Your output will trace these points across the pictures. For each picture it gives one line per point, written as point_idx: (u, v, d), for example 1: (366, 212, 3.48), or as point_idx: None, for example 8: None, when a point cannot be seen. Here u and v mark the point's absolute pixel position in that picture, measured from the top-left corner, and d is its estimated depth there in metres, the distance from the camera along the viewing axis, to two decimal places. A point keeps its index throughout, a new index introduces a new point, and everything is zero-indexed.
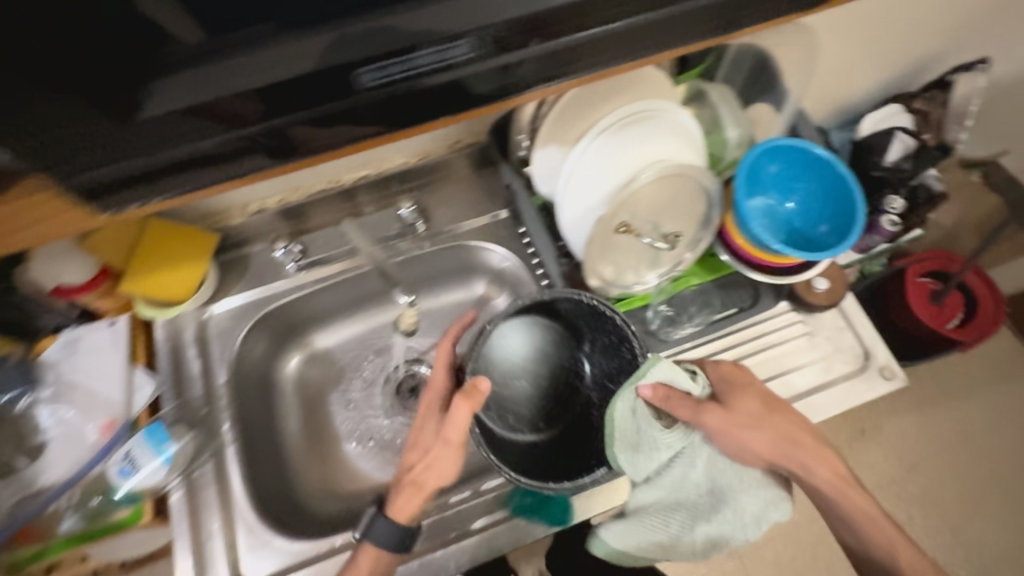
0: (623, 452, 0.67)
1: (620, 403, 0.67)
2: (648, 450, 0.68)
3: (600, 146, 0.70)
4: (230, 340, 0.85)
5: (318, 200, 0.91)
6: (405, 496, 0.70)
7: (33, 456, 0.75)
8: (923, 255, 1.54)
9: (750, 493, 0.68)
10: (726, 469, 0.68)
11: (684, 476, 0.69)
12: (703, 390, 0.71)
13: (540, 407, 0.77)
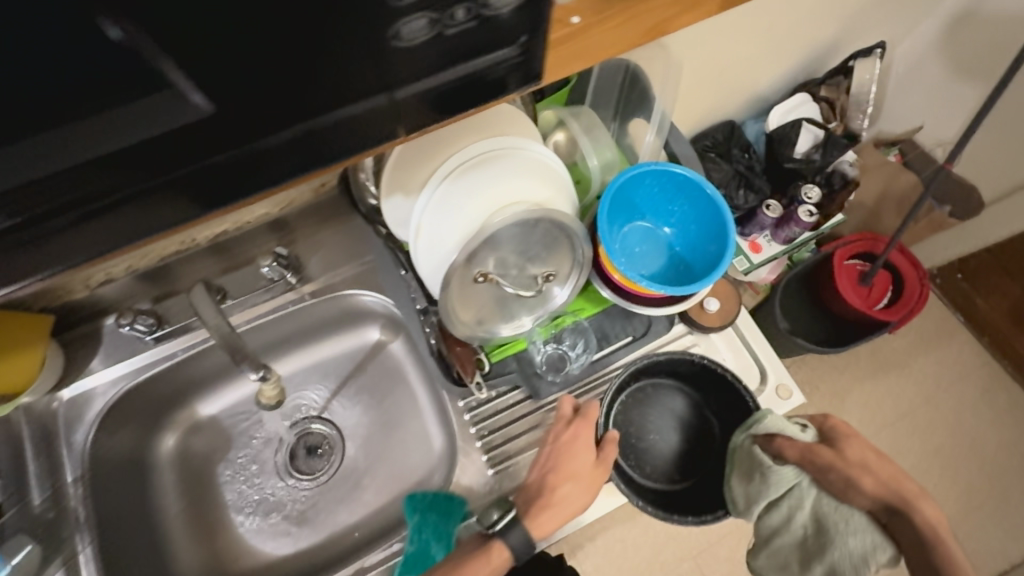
0: (739, 482, 0.73)
1: (744, 446, 0.73)
2: (776, 482, 0.69)
3: (444, 192, 0.64)
4: (84, 429, 0.78)
5: (171, 262, 0.83)
6: (547, 513, 0.68)
7: None
8: (852, 237, 1.45)
9: (853, 533, 0.66)
10: (833, 509, 0.67)
11: (790, 514, 0.70)
12: (811, 437, 0.72)
13: (682, 460, 0.80)
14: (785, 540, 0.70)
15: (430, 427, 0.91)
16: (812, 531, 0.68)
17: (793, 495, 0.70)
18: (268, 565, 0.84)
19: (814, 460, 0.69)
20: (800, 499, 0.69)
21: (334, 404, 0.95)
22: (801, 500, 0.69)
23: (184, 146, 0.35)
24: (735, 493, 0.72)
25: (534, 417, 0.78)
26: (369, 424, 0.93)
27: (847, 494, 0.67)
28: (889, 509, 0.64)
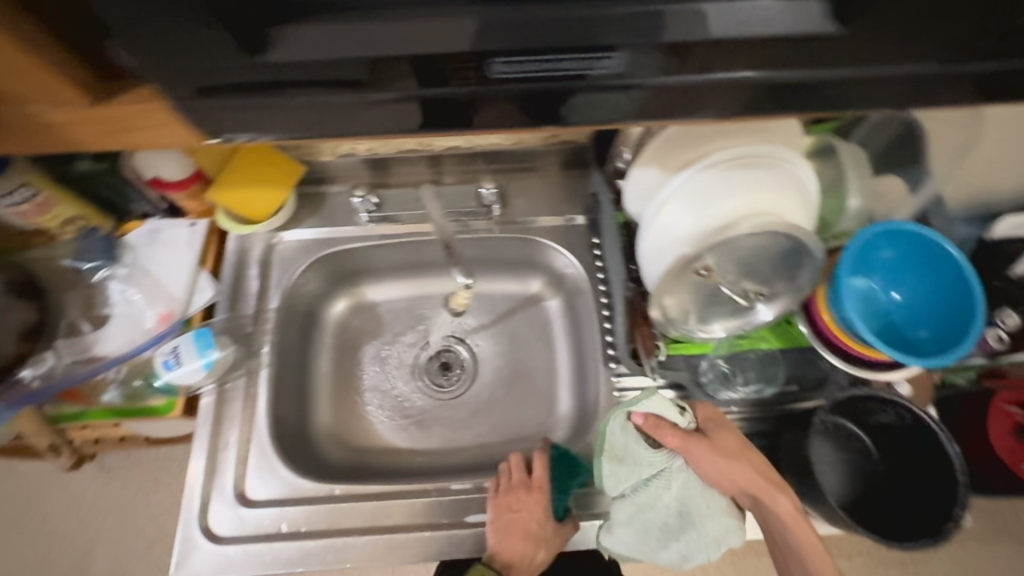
0: (608, 463, 0.71)
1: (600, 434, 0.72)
2: (634, 456, 0.70)
3: (704, 180, 0.65)
4: (291, 271, 0.88)
5: (403, 157, 0.91)
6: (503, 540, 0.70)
7: (96, 325, 0.80)
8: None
9: (715, 518, 0.69)
10: (699, 491, 0.69)
11: (656, 496, 0.70)
12: (689, 422, 0.72)
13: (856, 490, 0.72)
14: (653, 517, 0.69)
15: (560, 392, 0.93)
16: (642, 506, 0.70)
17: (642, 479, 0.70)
18: (382, 449, 0.90)
19: (689, 447, 0.68)
20: (669, 480, 0.70)
21: (478, 335, 1.00)
22: (670, 479, 0.70)
23: (602, 70, 0.43)
24: (602, 473, 0.70)
25: None
26: (503, 365, 0.97)
27: (715, 483, 0.69)
28: (756, 503, 0.67)
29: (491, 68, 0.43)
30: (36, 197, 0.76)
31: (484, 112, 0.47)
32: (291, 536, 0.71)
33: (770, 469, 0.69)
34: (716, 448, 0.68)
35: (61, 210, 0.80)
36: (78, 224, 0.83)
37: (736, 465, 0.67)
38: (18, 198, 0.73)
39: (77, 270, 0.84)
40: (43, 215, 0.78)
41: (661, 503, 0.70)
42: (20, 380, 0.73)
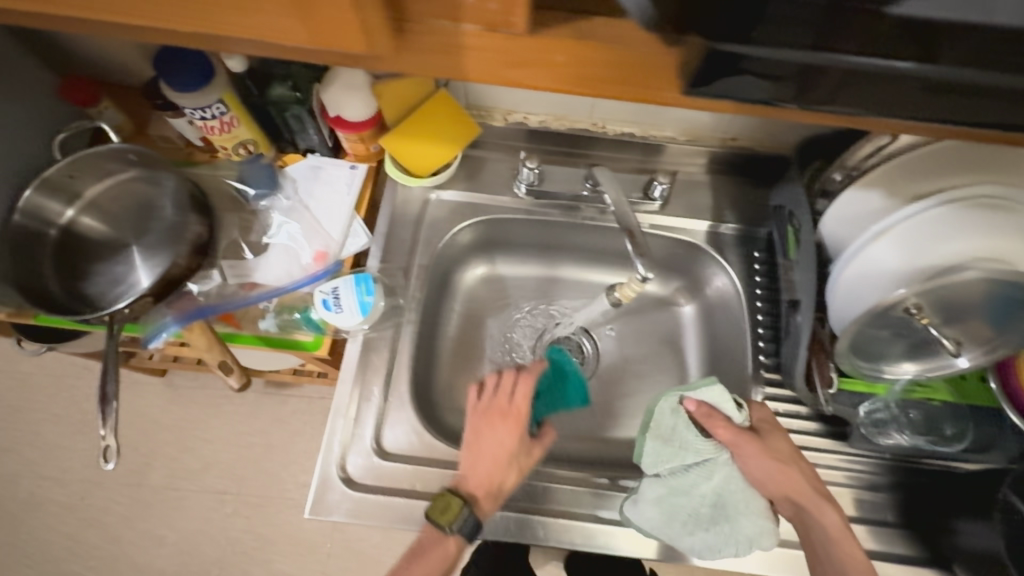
0: (652, 441, 0.72)
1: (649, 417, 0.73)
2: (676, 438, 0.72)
3: (938, 217, 0.60)
4: (443, 231, 0.87)
5: (570, 135, 0.89)
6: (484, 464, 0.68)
7: (254, 251, 0.81)
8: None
9: (750, 517, 0.69)
10: (740, 489, 0.70)
11: (694, 483, 0.71)
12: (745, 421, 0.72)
13: None
14: (684, 502, 0.70)
15: None
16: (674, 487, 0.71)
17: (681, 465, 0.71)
18: None
19: (740, 441, 0.70)
20: (711, 471, 0.71)
21: (604, 328, 0.97)
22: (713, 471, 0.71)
23: None
24: (644, 450, 0.72)
25: (826, 456, 0.76)
26: (625, 363, 0.95)
27: (759, 484, 0.70)
28: (798, 510, 0.68)
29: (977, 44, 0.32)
30: (225, 115, 0.76)
31: (895, 108, 0.38)
32: (425, 496, 0.71)
33: (816, 480, 0.70)
34: (770, 451, 0.69)
35: (240, 131, 0.80)
36: (248, 148, 0.83)
37: (783, 469, 0.69)
38: (211, 112, 0.74)
39: (239, 193, 0.84)
40: (224, 133, 0.79)
41: (696, 492, 0.70)
42: (186, 292, 0.74)
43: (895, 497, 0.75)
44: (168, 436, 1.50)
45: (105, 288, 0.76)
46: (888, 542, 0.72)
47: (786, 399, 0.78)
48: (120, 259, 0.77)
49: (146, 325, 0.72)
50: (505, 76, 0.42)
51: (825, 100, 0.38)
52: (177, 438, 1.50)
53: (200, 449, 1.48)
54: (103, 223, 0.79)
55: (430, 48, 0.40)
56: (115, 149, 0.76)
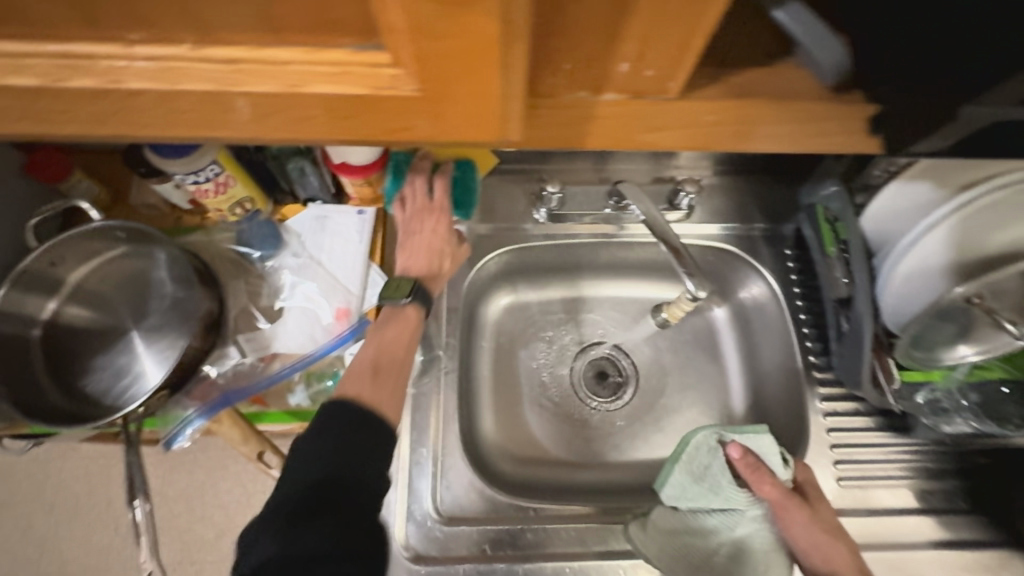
0: (681, 474, 0.70)
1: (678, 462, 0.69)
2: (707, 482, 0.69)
3: (992, 204, 0.59)
4: (466, 268, 0.82)
5: (586, 152, 0.85)
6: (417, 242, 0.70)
7: (269, 318, 0.74)
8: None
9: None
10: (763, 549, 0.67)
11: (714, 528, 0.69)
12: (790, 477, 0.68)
13: None
14: (698, 543, 0.68)
15: (732, 408, 0.89)
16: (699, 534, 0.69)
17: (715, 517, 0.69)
18: (547, 461, 0.86)
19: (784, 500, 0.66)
20: (740, 522, 0.68)
21: (638, 344, 0.94)
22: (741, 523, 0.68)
23: None
24: (671, 479, 0.69)
25: (891, 450, 0.75)
26: (666, 377, 0.92)
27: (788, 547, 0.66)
28: None
29: None
30: (220, 175, 0.69)
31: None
32: (498, 559, 0.66)
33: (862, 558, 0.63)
34: (814, 513, 0.65)
35: (236, 189, 0.73)
36: (245, 206, 0.76)
37: (830, 540, 0.63)
38: (205, 175, 0.68)
39: (241, 256, 0.77)
40: (220, 195, 0.72)
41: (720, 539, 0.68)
42: (204, 376, 0.67)
43: (961, 481, 0.74)
44: (173, 509, 1.37)
45: (109, 382, 0.68)
46: (961, 527, 0.72)
47: (840, 396, 0.77)
48: (120, 348, 0.69)
49: (165, 421, 0.66)
50: (640, 140, 0.40)
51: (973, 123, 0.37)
52: (185, 509, 1.37)
53: (213, 517, 1.36)
54: (94, 310, 0.71)
55: (572, 118, 0.38)
56: (99, 229, 0.68)
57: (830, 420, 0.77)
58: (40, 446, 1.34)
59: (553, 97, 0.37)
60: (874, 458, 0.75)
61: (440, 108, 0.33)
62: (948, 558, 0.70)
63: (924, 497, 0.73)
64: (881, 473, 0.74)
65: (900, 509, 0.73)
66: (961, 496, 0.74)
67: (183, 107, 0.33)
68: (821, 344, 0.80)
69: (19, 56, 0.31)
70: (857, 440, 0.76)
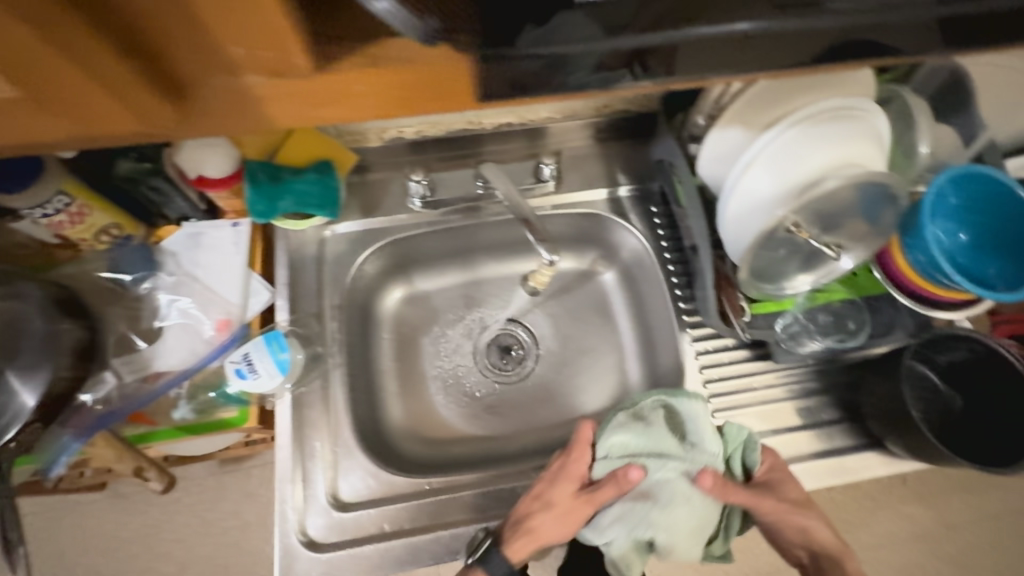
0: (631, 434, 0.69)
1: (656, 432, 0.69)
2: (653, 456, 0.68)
3: (792, 138, 0.64)
4: (348, 265, 0.84)
5: (452, 139, 0.88)
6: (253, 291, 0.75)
7: (149, 339, 0.75)
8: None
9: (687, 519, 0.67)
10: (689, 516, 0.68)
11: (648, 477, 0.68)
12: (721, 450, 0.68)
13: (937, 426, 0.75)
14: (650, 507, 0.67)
15: (626, 362, 0.93)
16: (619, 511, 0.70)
17: (676, 494, 0.67)
18: (457, 438, 0.89)
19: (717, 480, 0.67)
20: (660, 468, 0.68)
21: (536, 316, 0.98)
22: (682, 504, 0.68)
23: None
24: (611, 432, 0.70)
25: (760, 377, 0.81)
26: (563, 343, 0.97)
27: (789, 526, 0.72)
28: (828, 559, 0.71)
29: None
30: (71, 205, 0.69)
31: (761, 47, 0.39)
32: (397, 536, 0.69)
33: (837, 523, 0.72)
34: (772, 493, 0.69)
35: (95, 218, 0.73)
36: (112, 234, 0.76)
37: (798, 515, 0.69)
38: (54, 207, 0.68)
39: (116, 283, 0.78)
40: (78, 225, 0.73)
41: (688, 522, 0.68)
42: (80, 405, 0.67)
43: (826, 397, 0.81)
44: (134, 548, 1.40)
45: None
46: (828, 438, 0.78)
47: (711, 335, 0.83)
48: None
49: (42, 454, 0.65)
50: (320, 118, 0.42)
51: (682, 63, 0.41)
52: (142, 548, 1.40)
53: (174, 552, 1.40)
54: None
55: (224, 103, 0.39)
56: None
57: (703, 359, 0.82)
58: None
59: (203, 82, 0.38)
60: (746, 389, 0.81)
61: (61, 105, 0.36)
62: (817, 468, 0.76)
63: (793, 416, 0.79)
64: (754, 401, 0.80)
65: (773, 430, 0.79)
66: (826, 411, 0.80)
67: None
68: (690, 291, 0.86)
69: None
70: (730, 373, 0.81)
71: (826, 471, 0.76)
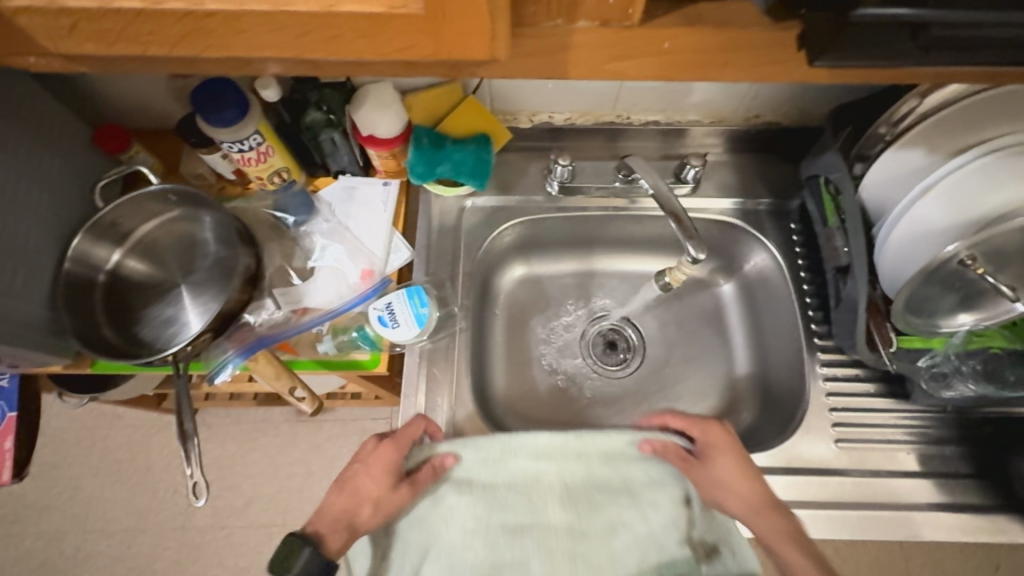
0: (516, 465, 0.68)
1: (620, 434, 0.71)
2: (587, 456, 0.70)
3: (982, 168, 0.61)
4: (482, 236, 0.88)
5: (596, 131, 0.89)
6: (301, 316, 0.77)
7: (302, 276, 0.81)
8: None
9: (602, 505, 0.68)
10: (502, 496, 0.68)
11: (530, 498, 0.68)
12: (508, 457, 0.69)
13: None
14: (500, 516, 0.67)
15: (736, 377, 0.91)
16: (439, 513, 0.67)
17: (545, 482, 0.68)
18: (555, 423, 0.90)
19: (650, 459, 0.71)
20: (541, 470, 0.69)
21: (645, 315, 0.98)
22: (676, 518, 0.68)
23: None
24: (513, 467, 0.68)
25: (890, 415, 0.77)
26: (670, 349, 0.95)
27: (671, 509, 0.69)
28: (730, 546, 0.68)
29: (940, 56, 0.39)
30: (261, 145, 0.76)
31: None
32: None
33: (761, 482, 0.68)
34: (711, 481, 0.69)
35: (275, 160, 0.80)
36: (282, 176, 0.84)
37: (739, 478, 0.67)
38: (248, 144, 0.75)
39: (278, 221, 0.85)
40: (260, 164, 0.80)
41: (474, 556, 0.65)
42: (244, 323, 0.75)
43: (965, 450, 0.75)
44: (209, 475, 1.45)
45: (160, 329, 0.76)
46: (963, 492, 0.73)
47: (842, 363, 0.79)
48: (169, 300, 0.77)
49: (208, 362, 0.74)
50: (610, 70, 0.41)
51: (948, 59, 0.39)
52: (216, 475, 1.44)
53: (242, 485, 1.43)
54: (150, 266, 0.79)
55: (540, 41, 0.39)
56: (156, 191, 0.76)
57: (830, 384, 0.79)
58: (92, 410, 1.47)
59: (533, 24, 0.38)
60: (875, 424, 0.77)
61: (441, 27, 0.33)
62: (948, 524, 0.71)
63: (926, 463, 0.75)
64: (881, 439, 0.76)
65: (901, 472, 0.74)
66: (963, 463, 0.75)
67: (143, 28, 0.35)
68: (824, 315, 0.82)
69: (115, 31, 0.35)
70: (860, 406, 0.77)
71: (958, 527, 0.71)
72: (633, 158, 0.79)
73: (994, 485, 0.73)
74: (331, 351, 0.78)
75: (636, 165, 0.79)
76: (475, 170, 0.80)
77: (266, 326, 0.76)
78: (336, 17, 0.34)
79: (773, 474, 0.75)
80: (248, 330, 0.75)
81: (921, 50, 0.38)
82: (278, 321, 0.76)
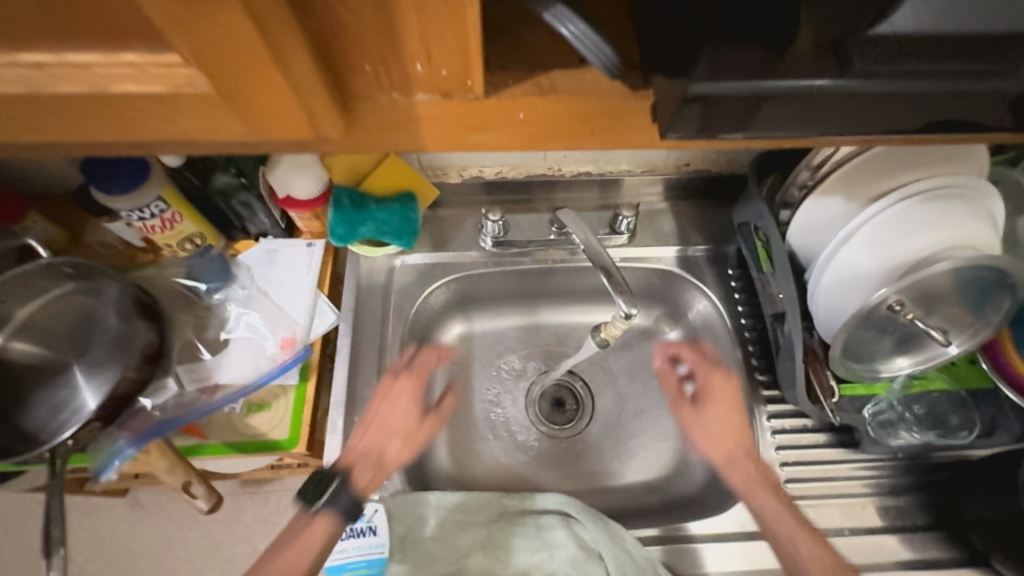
0: (448, 526, 0.69)
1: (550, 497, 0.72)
2: (509, 513, 0.70)
3: (899, 213, 0.61)
4: (414, 296, 0.83)
5: (530, 184, 0.88)
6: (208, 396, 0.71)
7: (213, 350, 0.75)
8: None
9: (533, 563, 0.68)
10: (433, 555, 0.68)
11: (465, 554, 0.68)
12: (443, 518, 0.69)
13: None
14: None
15: (688, 429, 0.87)
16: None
17: (477, 542, 0.69)
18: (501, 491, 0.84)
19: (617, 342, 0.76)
20: (473, 531, 0.69)
21: (592, 369, 0.93)
22: None
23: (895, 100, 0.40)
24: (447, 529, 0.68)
25: (843, 468, 0.73)
26: (618, 405, 0.91)
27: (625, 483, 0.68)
28: None
29: (820, 122, 0.38)
30: (166, 212, 0.71)
31: (916, 112, 0.37)
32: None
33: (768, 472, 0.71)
34: (756, 461, 0.72)
35: (184, 226, 0.75)
36: (195, 242, 0.78)
37: (744, 458, 0.71)
38: (150, 211, 0.70)
39: (191, 291, 0.79)
40: (167, 231, 0.75)
41: None
42: (139, 408, 0.67)
43: (920, 500, 0.72)
44: None
45: (46, 418, 0.68)
46: (925, 547, 0.69)
47: (790, 413, 0.77)
48: (58, 383, 0.69)
49: (94, 456, 0.65)
50: (466, 143, 0.40)
51: (829, 121, 0.38)
52: None
53: None
54: (39, 346, 0.71)
55: (378, 114, 0.37)
56: (48, 264, 0.69)
57: (779, 438, 0.75)
58: None
59: (368, 99, 0.37)
60: (829, 477, 0.73)
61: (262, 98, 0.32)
62: None
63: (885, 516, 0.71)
64: (836, 494, 0.72)
65: (860, 528, 0.70)
66: (920, 515, 0.72)
67: None
68: (768, 364, 0.80)
69: None
70: (812, 459, 0.74)
71: None
72: (562, 212, 0.77)
73: (953, 536, 0.70)
74: (242, 434, 0.71)
75: (566, 218, 0.77)
76: (399, 228, 0.76)
77: (167, 410, 0.68)
78: (142, 102, 0.32)
79: (729, 541, 0.70)
80: (144, 416, 0.67)
81: (798, 121, 0.37)
82: (181, 404, 0.69)
